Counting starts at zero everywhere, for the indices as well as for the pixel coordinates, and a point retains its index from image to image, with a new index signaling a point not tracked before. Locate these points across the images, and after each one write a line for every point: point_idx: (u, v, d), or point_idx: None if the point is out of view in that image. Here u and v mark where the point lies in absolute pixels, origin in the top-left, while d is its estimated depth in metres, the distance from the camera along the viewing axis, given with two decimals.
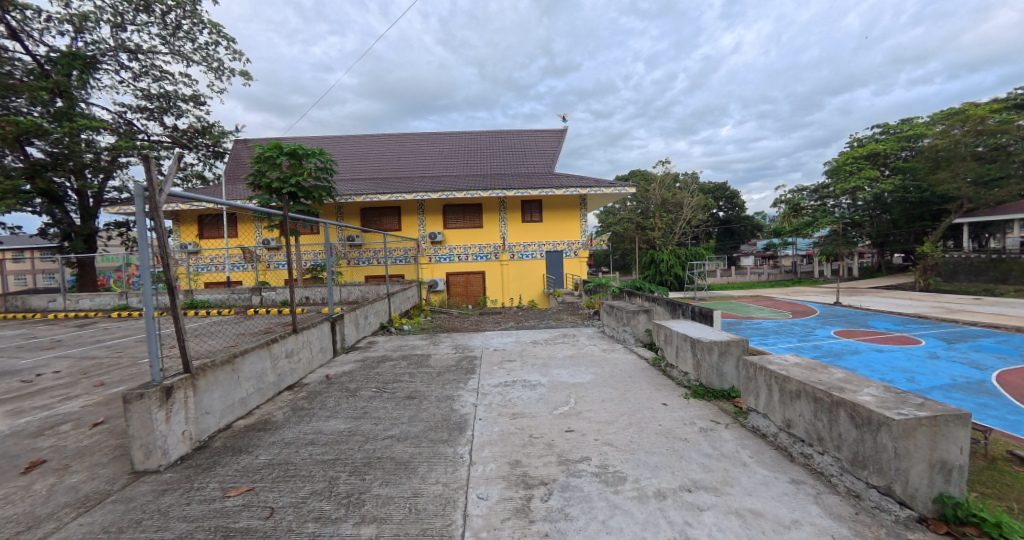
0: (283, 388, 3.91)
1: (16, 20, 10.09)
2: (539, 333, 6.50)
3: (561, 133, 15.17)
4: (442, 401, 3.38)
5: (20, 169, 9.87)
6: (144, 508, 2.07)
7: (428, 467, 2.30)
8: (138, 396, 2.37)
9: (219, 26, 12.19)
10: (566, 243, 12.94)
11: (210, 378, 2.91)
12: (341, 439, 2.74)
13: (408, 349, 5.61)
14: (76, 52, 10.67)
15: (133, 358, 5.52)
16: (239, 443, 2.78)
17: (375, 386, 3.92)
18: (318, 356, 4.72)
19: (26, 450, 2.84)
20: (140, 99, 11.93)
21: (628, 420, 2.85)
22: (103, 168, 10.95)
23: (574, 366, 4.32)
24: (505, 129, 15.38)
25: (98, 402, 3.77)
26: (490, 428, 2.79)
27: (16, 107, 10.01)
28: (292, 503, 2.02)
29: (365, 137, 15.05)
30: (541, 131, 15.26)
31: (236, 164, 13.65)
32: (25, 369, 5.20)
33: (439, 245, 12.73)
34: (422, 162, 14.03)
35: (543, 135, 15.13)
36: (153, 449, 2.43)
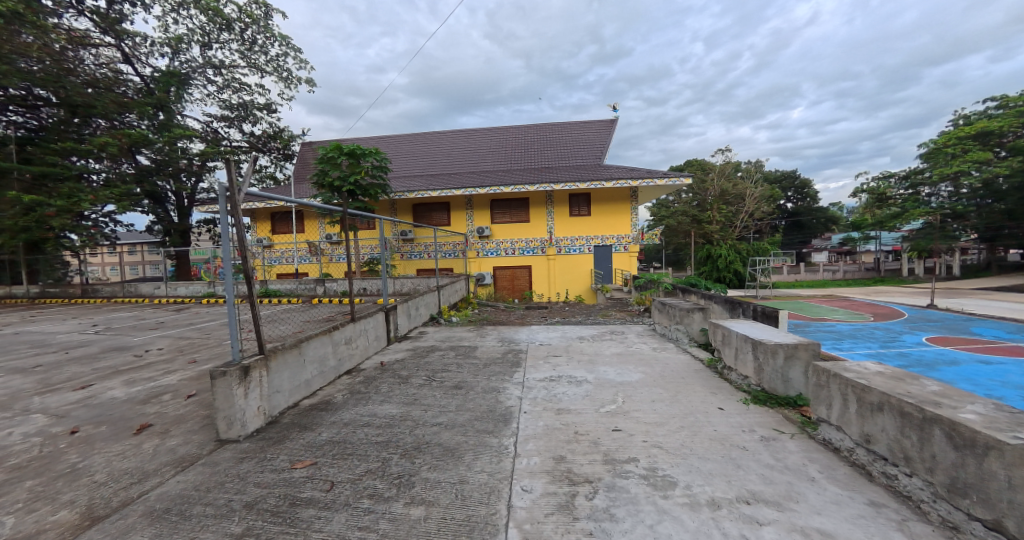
0: (343, 372, 4.19)
1: (129, 47, 11.61)
2: (585, 329, 6.41)
3: (611, 124, 14.69)
4: (488, 393, 3.43)
5: (132, 175, 11.69)
6: (226, 472, 2.33)
7: (474, 455, 2.35)
8: (221, 374, 2.66)
9: (288, 38, 13.22)
10: (615, 237, 12.58)
11: (280, 360, 3.20)
12: (393, 423, 2.89)
13: (456, 340, 5.77)
14: (172, 70, 12.06)
15: (218, 339, 6.24)
16: (304, 421, 3.02)
17: (425, 375, 4.08)
18: (373, 343, 5.00)
19: (136, 414, 3.32)
20: (224, 110, 13.30)
21: (680, 423, 2.72)
22: (195, 172, 12.43)
23: (622, 364, 4.20)
24: (552, 122, 15.18)
25: (190, 376, 4.29)
26: (535, 422, 2.79)
27: (130, 121, 11.80)
28: (350, 479, 2.16)
29: (417, 135, 15.59)
30: (590, 122, 14.88)
31: (302, 165, 14.76)
32: (136, 345, 6.07)
33: (486, 240, 12.94)
34: (471, 158, 14.28)
35: (592, 126, 14.75)
36: (234, 420, 2.72)
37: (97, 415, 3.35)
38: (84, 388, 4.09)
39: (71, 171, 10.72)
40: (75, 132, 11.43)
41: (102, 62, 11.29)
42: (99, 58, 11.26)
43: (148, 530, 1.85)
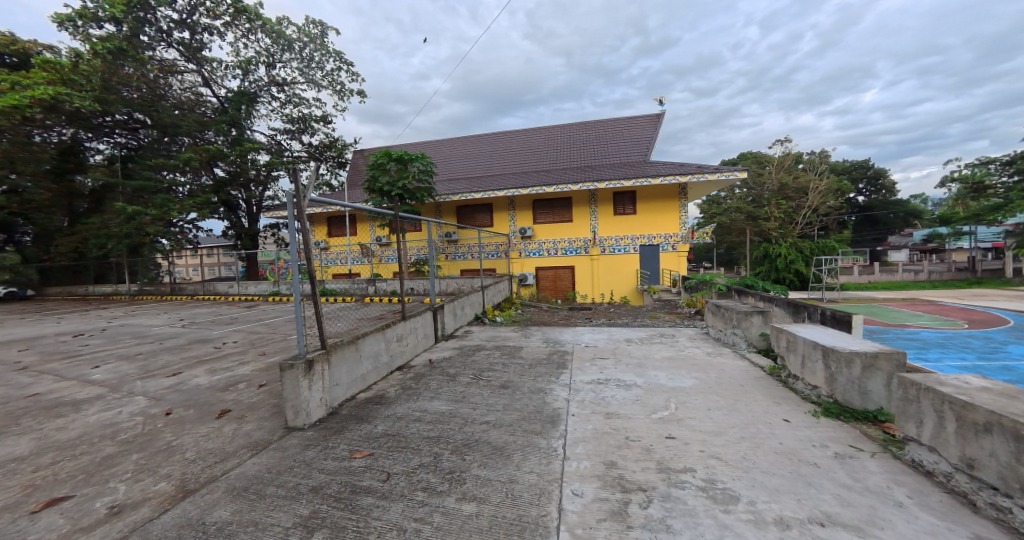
0: (394, 368, 4.38)
1: (208, 71, 12.90)
2: (633, 331, 6.23)
3: (658, 118, 14.15)
4: (534, 394, 3.43)
5: (211, 186, 12.85)
6: (294, 458, 2.51)
7: (523, 455, 2.36)
8: (289, 366, 2.89)
9: (341, 53, 14.07)
10: (662, 236, 12.09)
11: (339, 355, 3.40)
12: (443, 419, 2.97)
13: (501, 340, 5.83)
14: (243, 90, 13.25)
15: (283, 334, 6.76)
16: (360, 414, 3.19)
17: (472, 373, 4.16)
18: (422, 341, 5.17)
19: (218, 400, 3.68)
20: (286, 123, 14.39)
21: (740, 434, 2.56)
22: (262, 181, 13.53)
23: (673, 369, 4.03)
24: (595, 119, 14.90)
25: (261, 368, 4.68)
26: (584, 425, 2.75)
27: (208, 138, 13.08)
28: (404, 471, 2.25)
29: (461, 139, 15.96)
30: (635, 118, 14.43)
31: (355, 172, 15.61)
32: (214, 338, 6.73)
33: (529, 240, 12.95)
34: (513, 159, 14.37)
35: (637, 121, 14.30)
36: (300, 410, 2.93)
37: (186, 399, 3.76)
38: (175, 375, 4.61)
39: (163, 184, 12.24)
40: (165, 149, 12.90)
41: (187, 86, 12.66)
42: (184, 83, 12.63)
43: (230, 506, 2.04)
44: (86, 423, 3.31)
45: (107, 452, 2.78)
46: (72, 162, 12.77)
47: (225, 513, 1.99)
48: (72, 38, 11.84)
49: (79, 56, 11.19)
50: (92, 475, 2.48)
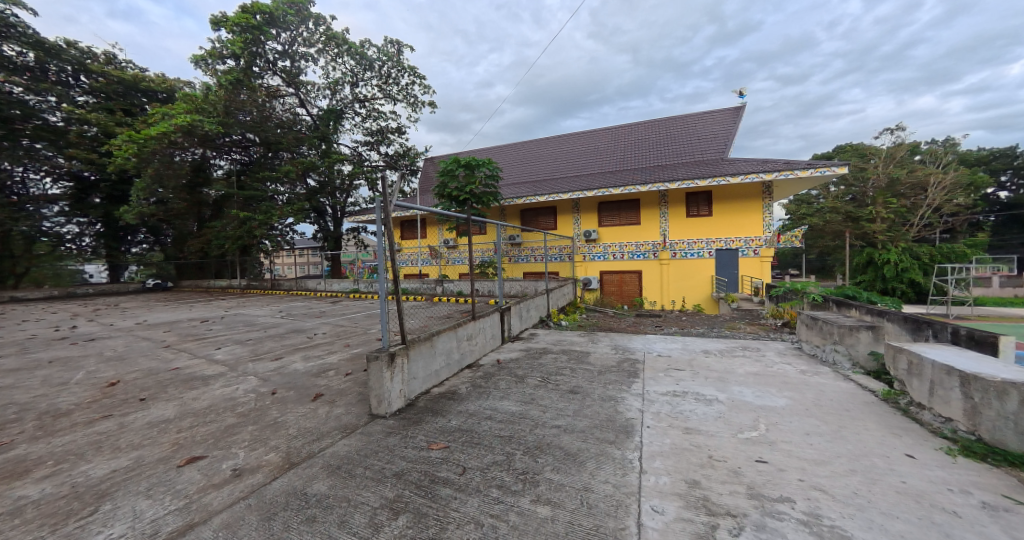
0: (464, 366, 4.54)
1: (304, 93, 14.54)
2: (710, 342, 5.78)
3: (738, 112, 13.04)
4: (605, 402, 3.33)
5: (304, 194, 14.48)
6: (378, 443, 2.71)
7: (597, 464, 2.30)
8: (375, 358, 3.15)
9: (415, 68, 15.01)
10: (743, 240, 11.09)
11: (416, 350, 3.62)
12: (514, 419, 3.01)
13: (567, 344, 5.77)
14: (331, 108, 14.72)
15: (364, 329, 7.36)
16: (435, 407, 3.35)
17: (539, 376, 4.16)
18: (490, 341, 5.29)
19: (313, 385, 4.11)
20: (367, 136, 15.70)
21: (849, 465, 2.25)
22: (346, 189, 14.89)
23: (760, 386, 3.66)
24: (667, 116, 14.15)
25: (346, 358, 5.14)
26: (660, 438, 2.61)
27: (304, 152, 14.85)
28: (479, 467, 2.32)
29: (527, 143, 16.13)
30: (711, 112, 13.44)
31: (426, 178, 16.51)
32: (306, 329, 7.54)
33: (594, 243, 12.69)
34: (579, 162, 14.16)
35: (713, 116, 13.30)
36: (383, 398, 3.17)
37: (287, 381, 4.26)
38: (277, 360, 5.25)
39: (267, 194, 14.05)
40: (270, 164, 15.02)
41: (287, 108, 14.41)
42: (285, 105, 14.37)
43: (326, 481, 2.26)
44: (212, 395, 3.89)
45: (229, 421, 3.25)
46: (201, 177, 15.08)
47: (323, 487, 2.21)
48: (203, 73, 14.07)
49: (208, 89, 13.29)
50: (219, 440, 2.91)
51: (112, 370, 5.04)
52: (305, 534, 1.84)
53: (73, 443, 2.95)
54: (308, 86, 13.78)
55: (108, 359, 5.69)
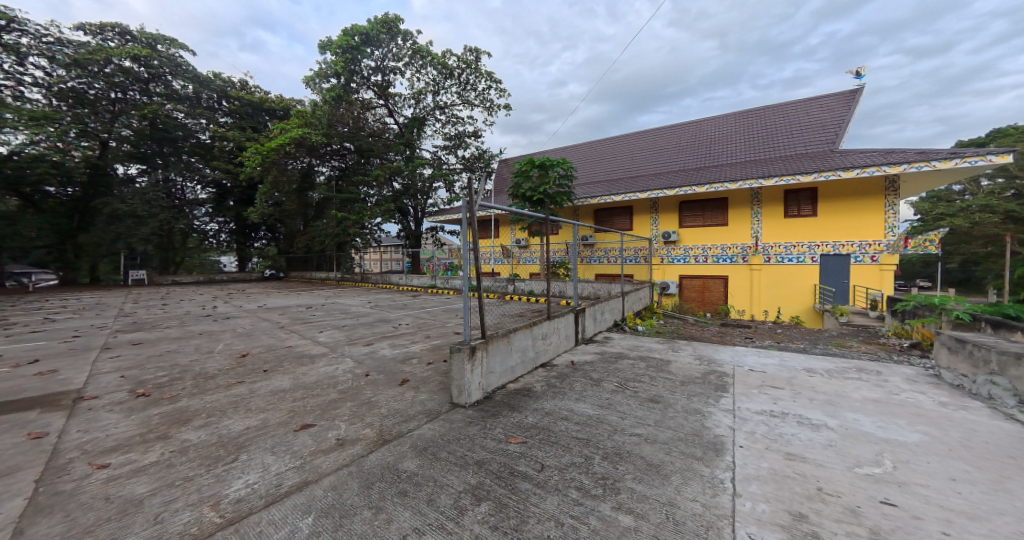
0: (539, 364, 4.58)
1: (392, 104, 15.81)
2: (814, 359, 5.07)
3: (853, 96, 11.29)
4: (689, 415, 3.11)
5: (390, 196, 15.71)
6: (460, 431, 2.86)
7: (683, 479, 2.17)
8: (458, 349, 3.32)
9: (492, 73, 15.48)
10: (858, 244, 9.57)
11: (494, 345, 3.73)
12: (591, 423, 2.96)
13: (645, 351, 5.50)
14: (415, 116, 15.78)
15: (441, 322, 7.80)
16: (512, 402, 3.43)
17: (616, 381, 4.04)
18: (563, 342, 5.26)
19: (400, 370, 4.47)
20: (446, 141, 16.56)
21: (1016, 526, 1.82)
22: (426, 191, 15.85)
23: (882, 414, 3.14)
24: (762, 106, 12.77)
25: (428, 348, 5.50)
26: (757, 461, 2.37)
27: (391, 158, 16.11)
28: (558, 466, 2.33)
29: (602, 142, 15.71)
30: (818, 99, 11.83)
31: (501, 180, 16.90)
32: (391, 320, 8.21)
33: (674, 245, 11.92)
34: (658, 159, 13.40)
35: (821, 103, 11.69)
36: (463, 389, 3.33)
37: (378, 365, 4.69)
38: (368, 345, 5.80)
39: (359, 196, 15.54)
40: (362, 169, 16.59)
41: (377, 118, 15.78)
42: (376, 115, 15.75)
43: (415, 460, 2.45)
44: (318, 372, 4.43)
45: (332, 396, 3.67)
46: (307, 183, 17.20)
47: (412, 465, 2.39)
48: (312, 91, 15.99)
49: (315, 105, 15.06)
50: (325, 411, 3.31)
51: (243, 344, 6.00)
52: (398, 506, 2.01)
53: (219, 401, 3.58)
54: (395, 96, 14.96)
55: (239, 335, 6.79)
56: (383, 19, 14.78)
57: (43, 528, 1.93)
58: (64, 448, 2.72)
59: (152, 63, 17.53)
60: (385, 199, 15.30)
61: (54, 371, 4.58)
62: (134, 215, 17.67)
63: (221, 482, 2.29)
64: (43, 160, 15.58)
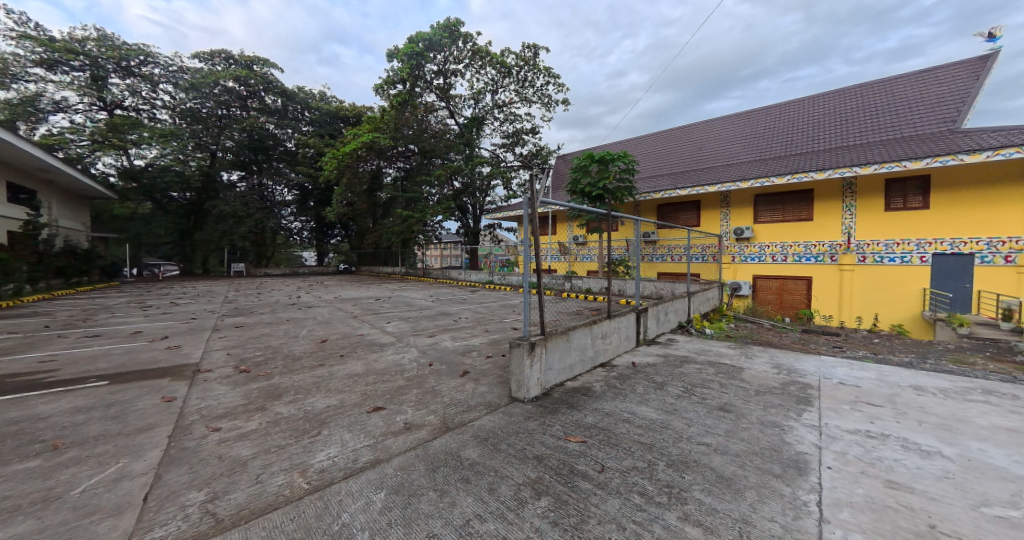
0: (598, 364, 4.48)
1: (453, 105, 16.32)
2: (924, 376, 4.37)
3: (981, 65, 9.50)
4: (766, 427, 2.86)
5: (451, 194, 16.26)
6: (519, 425, 2.90)
7: (759, 497, 2.00)
8: (517, 345, 3.36)
9: (550, 69, 15.34)
10: (984, 242, 8.06)
11: (553, 342, 3.72)
12: (655, 428, 2.84)
13: (714, 356, 5.13)
14: (475, 116, 16.15)
15: (498, 317, 7.95)
16: (571, 400, 3.40)
17: (681, 386, 3.83)
18: (624, 342, 5.09)
19: (461, 362, 4.64)
20: (505, 139, 16.76)
21: None
22: (485, 189, 16.19)
23: (1017, 446, 2.63)
24: (859, 85, 11.24)
25: (486, 342, 5.63)
26: (850, 486, 2.12)
27: (452, 157, 16.69)
28: (619, 469, 2.27)
29: (668, 134, 14.90)
30: (934, 72, 10.13)
31: (558, 176, 16.72)
32: (451, 314, 8.53)
33: (747, 243, 10.98)
34: (730, 148, 12.38)
35: (937, 77, 10.01)
36: (522, 383, 3.37)
37: (440, 356, 4.92)
38: (431, 336, 6.09)
39: (423, 195, 16.32)
40: (425, 169, 17.37)
41: (439, 120, 16.43)
42: (438, 117, 16.36)
43: (476, 449, 2.53)
44: (387, 359, 4.75)
45: (399, 383, 3.92)
46: (376, 184, 18.44)
47: (474, 454, 2.48)
48: (381, 98, 17.05)
49: (384, 110, 16.02)
50: (394, 396, 3.55)
51: (322, 330, 6.62)
52: (462, 491, 2.09)
53: (305, 380, 4.00)
54: (456, 97, 15.44)
55: (319, 322, 7.51)
56: (446, 24, 15.30)
57: (176, 476, 2.30)
58: (187, 412, 3.21)
59: (249, 82, 19.92)
60: (446, 197, 15.89)
61: (179, 346, 5.45)
62: (235, 215, 20.27)
63: (308, 452, 2.56)
64: (168, 170, 18.67)
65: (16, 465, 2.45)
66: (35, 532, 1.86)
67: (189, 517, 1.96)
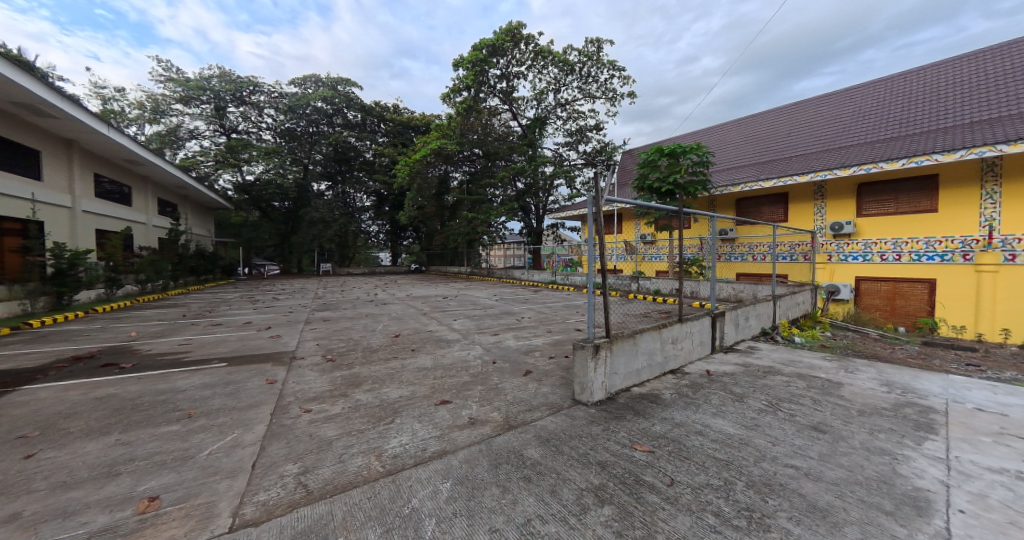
0: (667, 370, 4.23)
1: (516, 107, 16.49)
2: None
3: None
4: (873, 455, 2.47)
5: (514, 195, 16.47)
6: (582, 429, 2.84)
7: (863, 535, 1.74)
8: (581, 346, 3.30)
9: (615, 61, 14.83)
10: None
11: (619, 345, 3.58)
12: (733, 444, 2.60)
13: (806, 368, 4.57)
14: (537, 116, 16.15)
15: (561, 318, 7.88)
16: (637, 407, 3.25)
17: (765, 400, 3.46)
18: (697, 348, 4.74)
19: (524, 361, 4.67)
20: (568, 137, 16.55)
21: None
22: (548, 188, 16.15)
23: None
24: (1003, 45, 9.28)
25: (549, 343, 5.62)
26: (989, 537, 1.75)
27: (515, 158, 16.89)
28: (690, 484, 2.12)
29: (749, 121, 13.62)
30: None
31: (624, 173, 16.10)
32: (514, 313, 8.65)
33: (849, 240, 9.62)
34: (825, 131, 10.95)
35: None
36: (585, 387, 3.30)
37: (504, 354, 5.01)
38: (495, 334, 6.24)
39: (487, 197, 16.78)
40: (489, 172, 17.81)
41: (503, 122, 16.64)
42: (502, 120, 16.61)
43: (539, 449, 2.53)
44: (453, 355, 4.96)
45: (465, 378, 4.06)
46: (444, 188, 19.33)
47: (536, 454, 2.48)
48: (448, 106, 17.77)
49: (451, 117, 16.67)
50: (460, 391, 3.68)
51: (396, 326, 7.11)
52: (524, 490, 2.10)
53: (382, 371, 4.32)
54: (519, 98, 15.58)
55: (393, 318, 8.07)
56: (508, 27, 15.44)
57: (276, 449, 2.62)
58: (285, 393, 3.65)
59: (334, 101, 21.97)
60: (510, 198, 16.14)
61: (279, 335, 6.21)
62: (324, 220, 22.52)
63: (383, 438, 2.75)
64: (271, 183, 21.37)
65: (162, 428, 2.98)
66: (175, 484, 2.24)
67: (287, 485, 2.22)
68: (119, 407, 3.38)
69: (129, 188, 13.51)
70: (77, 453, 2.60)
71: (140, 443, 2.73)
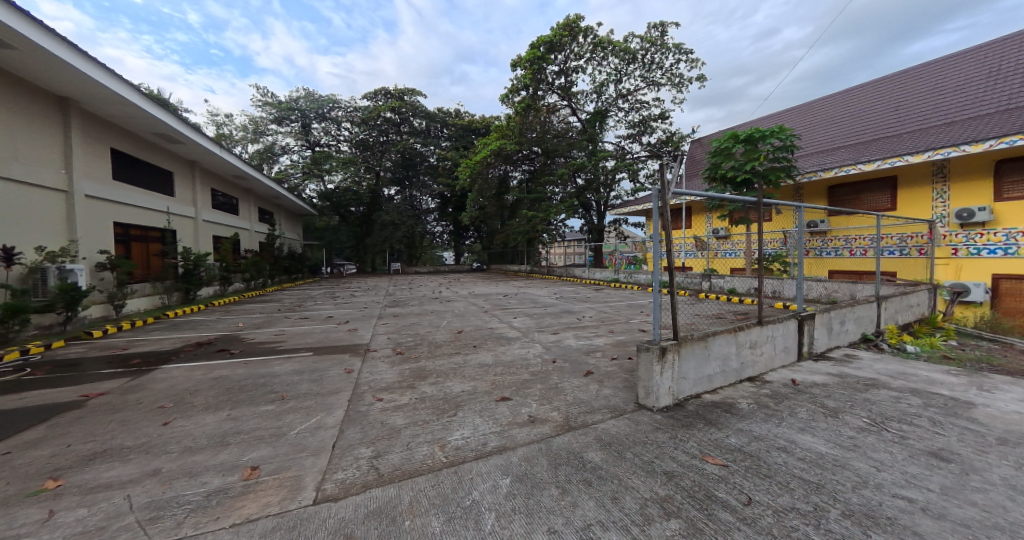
0: (745, 377, 3.85)
1: (575, 102, 16.20)
2: None
3: None
4: (1019, 494, 2.01)
5: (574, 192, 16.19)
6: (646, 435, 2.68)
7: None
8: (645, 348, 3.12)
9: (681, 45, 13.91)
10: None
11: (689, 349, 3.34)
12: (826, 465, 2.28)
13: (921, 383, 3.87)
14: (597, 110, 15.70)
15: (624, 317, 7.59)
16: (710, 416, 3.00)
17: (867, 417, 2.99)
18: (780, 354, 4.27)
19: (585, 362, 4.55)
20: (630, 129, 15.88)
21: None
22: (609, 183, 15.64)
23: None
24: None
25: (611, 343, 5.43)
26: None
27: (574, 154, 16.60)
28: (774, 506, 1.90)
29: (844, 97, 12.00)
30: None
31: (693, 163, 15.05)
32: (574, 312, 8.50)
33: (981, 230, 8.01)
34: (946, 100, 9.26)
35: None
36: (650, 391, 3.12)
37: (564, 353, 4.94)
38: (555, 333, 6.17)
39: (546, 195, 16.69)
40: (548, 169, 17.69)
41: (562, 118, 16.38)
42: (560, 117, 16.40)
43: (599, 453, 2.44)
44: (513, 353, 4.99)
45: (524, 376, 4.06)
46: (504, 188, 19.62)
47: (597, 458, 2.39)
48: (507, 107, 17.98)
49: (510, 118, 16.82)
50: (519, 388, 3.69)
51: (458, 322, 7.36)
52: (583, 494, 2.04)
53: (445, 366, 4.49)
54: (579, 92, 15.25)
55: (455, 314, 8.36)
56: (565, 22, 15.15)
57: (353, 433, 2.83)
58: (360, 382, 3.93)
59: (401, 110, 23.31)
60: (570, 194, 15.89)
61: (355, 329, 6.74)
62: (393, 223, 24.06)
63: (446, 430, 2.85)
64: (348, 190, 23.31)
65: (261, 407, 3.37)
66: (271, 457, 2.51)
67: (361, 467, 2.38)
68: (228, 387, 3.89)
69: (236, 200, 15.56)
70: (198, 423, 3.04)
71: (245, 419, 3.12)
